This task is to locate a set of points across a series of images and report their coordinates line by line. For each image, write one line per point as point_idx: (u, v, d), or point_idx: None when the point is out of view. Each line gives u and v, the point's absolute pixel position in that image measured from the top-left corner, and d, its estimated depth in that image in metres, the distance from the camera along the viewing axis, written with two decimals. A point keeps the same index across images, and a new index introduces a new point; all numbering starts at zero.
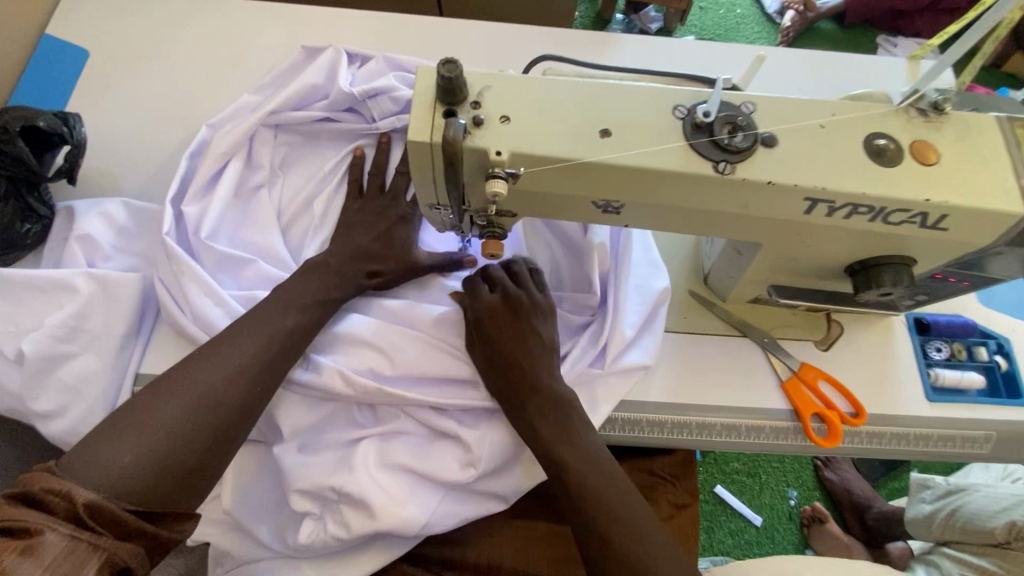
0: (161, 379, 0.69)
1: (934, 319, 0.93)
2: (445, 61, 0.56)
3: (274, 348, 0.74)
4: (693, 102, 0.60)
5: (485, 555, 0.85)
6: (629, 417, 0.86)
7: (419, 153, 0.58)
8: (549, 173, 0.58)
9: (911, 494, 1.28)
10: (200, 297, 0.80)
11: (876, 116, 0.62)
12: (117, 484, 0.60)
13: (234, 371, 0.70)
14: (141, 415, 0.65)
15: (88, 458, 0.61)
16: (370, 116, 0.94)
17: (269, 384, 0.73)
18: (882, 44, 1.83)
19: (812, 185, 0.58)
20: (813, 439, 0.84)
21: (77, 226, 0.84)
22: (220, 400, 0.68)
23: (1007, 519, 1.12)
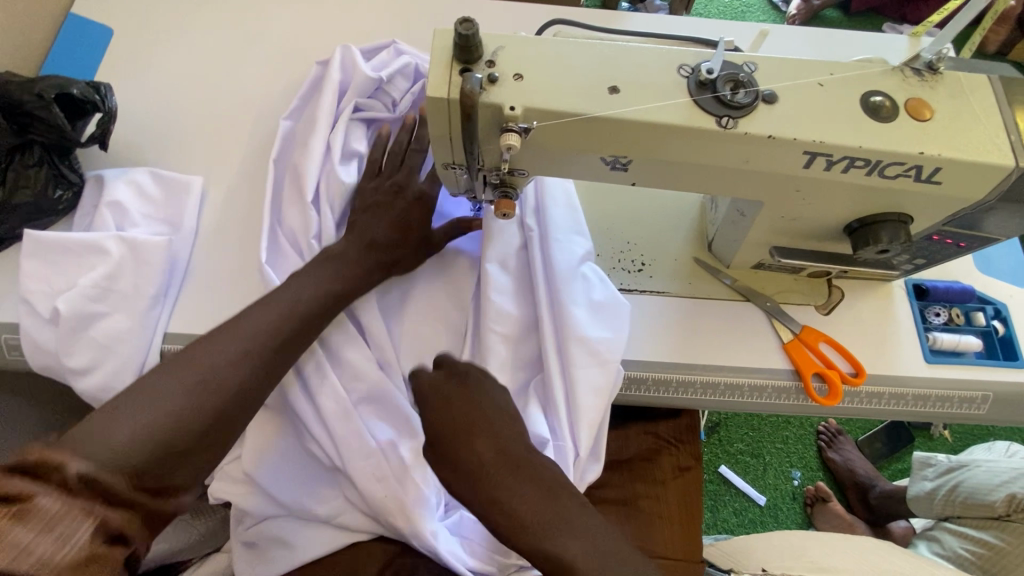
0: (168, 361, 0.70)
1: (933, 285, 0.95)
2: (462, 20, 0.59)
3: (281, 334, 0.76)
4: (697, 61, 0.63)
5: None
6: (636, 377, 0.89)
7: (437, 109, 0.61)
8: (560, 128, 0.62)
9: (913, 474, 1.32)
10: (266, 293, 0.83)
11: (873, 75, 0.64)
12: (127, 451, 0.61)
13: (239, 354, 0.72)
14: (151, 391, 0.66)
15: (100, 427, 0.61)
16: (391, 102, 0.97)
17: (275, 367, 0.75)
18: (888, 32, 1.85)
19: (810, 138, 0.61)
20: (813, 398, 0.87)
21: (107, 193, 0.88)
22: (226, 381, 0.70)
23: (1006, 491, 1.15)
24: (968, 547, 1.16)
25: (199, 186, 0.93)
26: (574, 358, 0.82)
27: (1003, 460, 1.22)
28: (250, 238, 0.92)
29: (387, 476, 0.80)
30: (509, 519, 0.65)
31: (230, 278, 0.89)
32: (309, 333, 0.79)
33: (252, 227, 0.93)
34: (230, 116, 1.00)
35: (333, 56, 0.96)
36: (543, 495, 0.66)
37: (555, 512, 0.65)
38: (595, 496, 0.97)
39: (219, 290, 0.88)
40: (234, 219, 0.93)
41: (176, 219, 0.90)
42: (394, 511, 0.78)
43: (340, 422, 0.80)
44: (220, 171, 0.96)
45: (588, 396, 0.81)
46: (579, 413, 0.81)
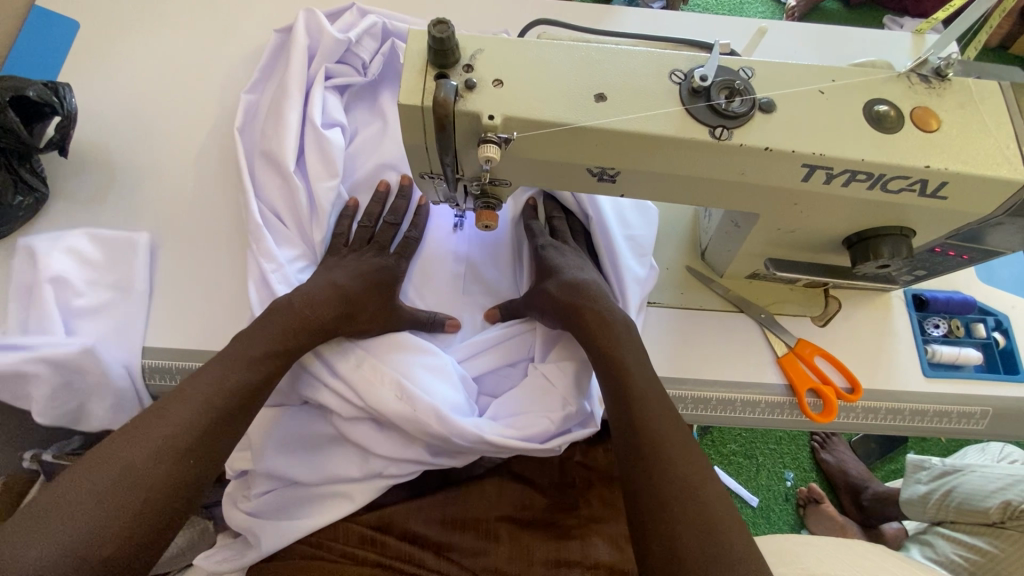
0: (88, 456, 0.61)
1: (933, 296, 0.92)
2: (436, 21, 0.54)
3: (221, 412, 0.68)
4: (689, 67, 0.59)
5: (499, 506, 0.87)
6: None
7: (411, 117, 0.57)
8: (542, 138, 0.58)
9: (907, 476, 1.29)
10: (271, 273, 0.84)
11: (877, 82, 0.60)
12: (143, 472, 0.61)
13: (172, 440, 0.63)
14: (175, 404, 0.66)
15: (120, 447, 0.62)
16: (362, 65, 0.99)
17: (216, 457, 0.67)
18: (889, 24, 1.79)
19: (811, 151, 0.57)
20: (807, 414, 0.84)
21: (45, 268, 0.80)
22: (147, 480, 0.61)
23: (1001, 498, 1.12)
24: (963, 553, 1.14)
25: (146, 242, 0.86)
26: (620, 253, 0.88)
27: (999, 465, 1.19)
28: (237, 239, 0.89)
29: (407, 393, 0.79)
30: (597, 321, 0.80)
31: (203, 286, 0.86)
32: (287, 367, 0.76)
33: (235, 223, 0.90)
34: (207, 119, 0.97)
35: (295, 22, 0.96)
36: (623, 324, 0.81)
37: (609, 343, 0.79)
38: (585, 515, 0.88)
39: (192, 299, 0.85)
40: (211, 224, 0.90)
41: (127, 292, 0.83)
42: (429, 417, 0.78)
43: (345, 362, 0.82)
44: (196, 176, 0.93)
45: (632, 288, 0.87)
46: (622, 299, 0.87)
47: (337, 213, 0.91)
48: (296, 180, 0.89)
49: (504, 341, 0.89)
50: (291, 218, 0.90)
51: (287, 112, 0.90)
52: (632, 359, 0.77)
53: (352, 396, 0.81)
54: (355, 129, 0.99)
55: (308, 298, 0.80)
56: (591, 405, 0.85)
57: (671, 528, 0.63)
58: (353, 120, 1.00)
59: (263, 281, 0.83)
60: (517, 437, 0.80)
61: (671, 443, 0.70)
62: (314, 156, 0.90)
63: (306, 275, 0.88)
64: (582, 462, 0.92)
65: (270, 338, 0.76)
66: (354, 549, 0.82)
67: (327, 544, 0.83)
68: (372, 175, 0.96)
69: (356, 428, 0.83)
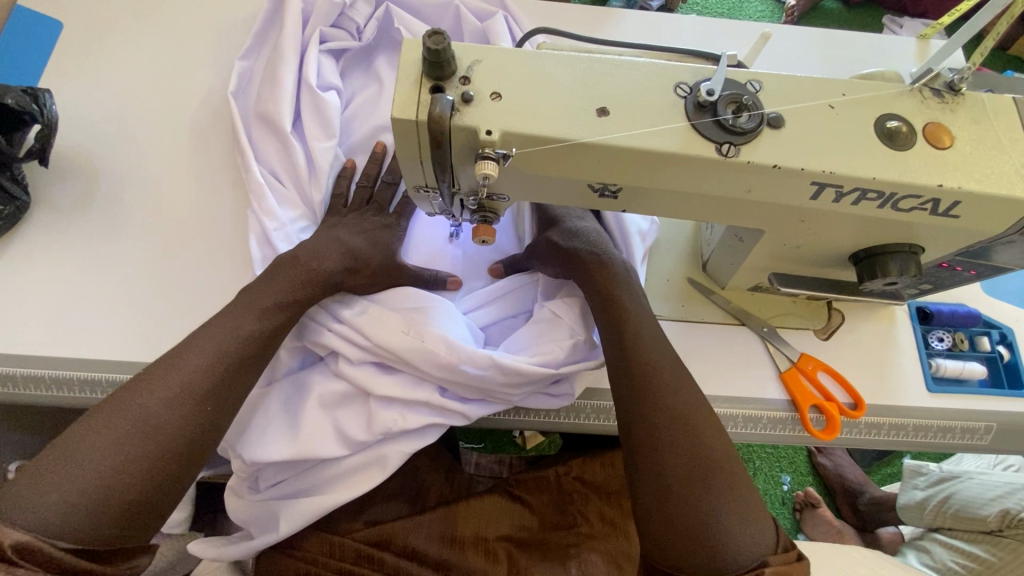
0: (111, 398, 0.65)
1: (937, 308, 0.91)
2: (432, 32, 0.52)
3: (230, 361, 0.69)
4: (696, 80, 0.56)
5: (498, 525, 0.86)
6: None
7: (405, 132, 0.54)
8: (542, 153, 0.55)
9: (905, 481, 1.28)
10: (274, 231, 0.84)
11: (889, 97, 0.58)
12: (158, 415, 0.64)
13: (183, 386, 0.66)
14: (187, 351, 0.69)
15: (137, 391, 0.65)
16: (356, 29, 0.99)
17: (229, 404, 0.69)
18: (889, 25, 1.77)
19: (820, 169, 0.55)
20: (810, 431, 0.82)
21: None
22: (161, 424, 0.64)
23: (1000, 506, 1.10)
24: (960, 561, 1.13)
25: None
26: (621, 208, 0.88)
27: (997, 473, 1.19)
28: (234, 232, 0.87)
29: (415, 326, 0.79)
30: (597, 269, 0.79)
31: (189, 296, 0.83)
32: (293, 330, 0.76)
33: (238, 192, 0.90)
34: (195, 123, 0.94)
35: None
36: (624, 274, 0.80)
37: (618, 283, 0.78)
38: (583, 532, 0.86)
39: (178, 309, 0.82)
40: (199, 230, 0.87)
41: None
42: (437, 347, 0.77)
43: (350, 308, 0.81)
44: (183, 182, 0.90)
45: (635, 240, 0.86)
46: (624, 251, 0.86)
47: (335, 173, 0.90)
48: (292, 141, 0.89)
49: (507, 291, 0.88)
50: (289, 179, 0.90)
51: (282, 75, 0.90)
52: (634, 308, 0.77)
53: (357, 339, 0.79)
54: (351, 94, 0.99)
55: (314, 251, 0.79)
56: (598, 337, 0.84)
57: (660, 459, 0.67)
58: (349, 86, 1.00)
59: (266, 239, 0.83)
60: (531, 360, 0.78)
61: (666, 388, 0.71)
62: (311, 118, 0.91)
63: (307, 234, 0.87)
64: (578, 477, 0.91)
65: (269, 323, 0.73)
66: (349, 565, 0.81)
67: (322, 560, 0.81)
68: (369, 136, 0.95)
69: (362, 369, 0.79)
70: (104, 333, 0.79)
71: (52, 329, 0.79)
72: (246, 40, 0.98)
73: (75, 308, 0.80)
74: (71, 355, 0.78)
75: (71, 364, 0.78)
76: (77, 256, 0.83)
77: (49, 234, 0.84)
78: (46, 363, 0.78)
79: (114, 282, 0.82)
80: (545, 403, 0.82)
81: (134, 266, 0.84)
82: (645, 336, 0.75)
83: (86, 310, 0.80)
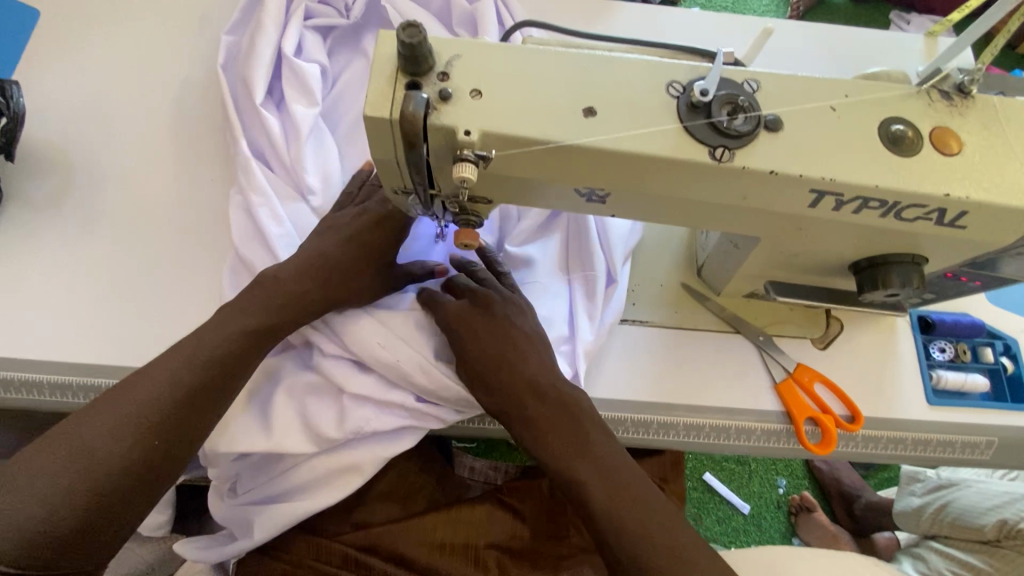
0: (68, 421, 0.62)
1: (940, 318, 0.88)
2: (407, 24, 0.48)
3: (190, 391, 0.65)
4: (690, 78, 0.53)
5: (489, 533, 0.83)
6: (639, 420, 0.81)
7: (379, 131, 0.51)
8: (525, 156, 0.52)
9: (901, 488, 1.26)
10: (261, 211, 0.81)
11: (894, 99, 0.55)
12: (109, 447, 0.61)
13: (139, 415, 0.63)
14: (149, 377, 0.65)
15: (94, 418, 0.62)
16: (343, 6, 0.94)
17: (193, 430, 0.66)
18: (896, 20, 1.73)
19: (820, 176, 0.52)
20: (805, 444, 0.80)
21: None
22: (112, 456, 0.61)
23: (998, 517, 1.08)
24: (954, 569, 1.10)
25: None
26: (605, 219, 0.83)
27: (995, 482, 1.16)
28: (215, 227, 0.84)
29: (393, 339, 0.74)
30: (515, 374, 0.73)
31: (164, 296, 0.79)
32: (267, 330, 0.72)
33: (225, 175, 0.88)
34: (173, 117, 0.91)
35: None
36: (539, 371, 0.74)
37: (576, 439, 0.70)
38: (576, 544, 0.85)
39: (151, 310, 0.79)
40: (175, 227, 0.84)
41: None
42: (412, 369, 0.74)
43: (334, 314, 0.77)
44: (160, 176, 0.87)
45: (614, 249, 0.82)
46: (586, 268, 0.83)
47: (320, 151, 0.86)
48: (273, 119, 0.86)
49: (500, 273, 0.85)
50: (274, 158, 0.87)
51: (264, 51, 0.87)
52: (545, 411, 0.71)
53: (339, 349, 0.76)
54: (339, 72, 0.94)
55: (296, 249, 0.77)
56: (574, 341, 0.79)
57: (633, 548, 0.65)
58: (336, 64, 0.95)
59: (254, 221, 0.81)
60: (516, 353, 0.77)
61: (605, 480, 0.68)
62: (293, 96, 0.87)
63: (296, 216, 0.84)
64: None
65: (245, 325, 0.70)
66: (337, 569, 0.79)
67: (309, 562, 0.79)
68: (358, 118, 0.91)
69: (341, 368, 0.75)
70: (75, 334, 0.77)
71: (21, 330, 0.76)
72: (233, 15, 0.95)
73: (46, 308, 0.78)
74: (40, 356, 0.75)
75: (41, 367, 0.75)
76: (48, 254, 0.81)
77: (20, 231, 0.81)
78: (15, 365, 0.75)
79: (85, 280, 0.80)
80: None
81: (107, 264, 0.81)
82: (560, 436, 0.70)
83: (57, 309, 0.78)
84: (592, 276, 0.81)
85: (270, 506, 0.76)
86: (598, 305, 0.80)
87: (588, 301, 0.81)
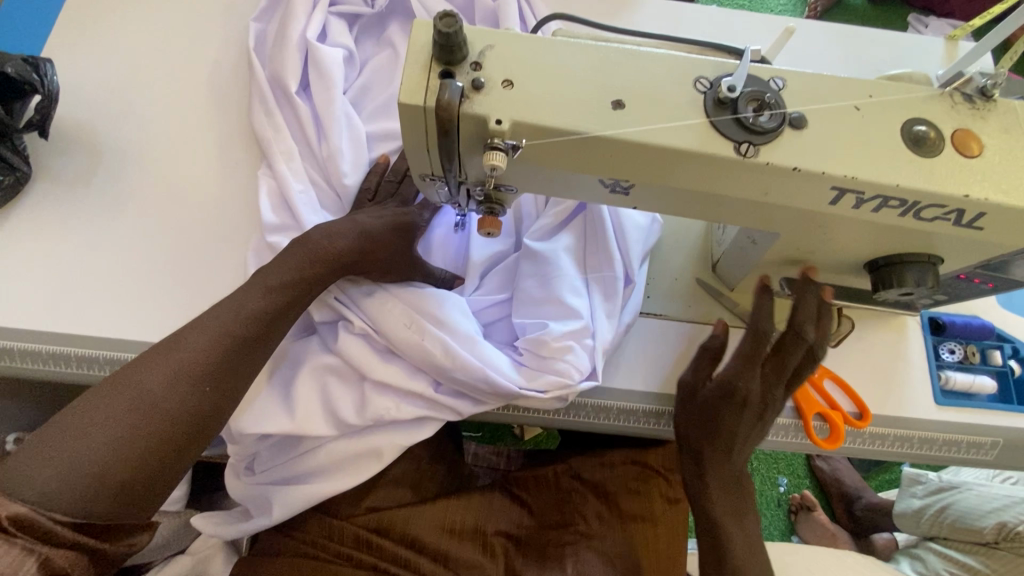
0: (114, 378, 0.64)
1: (950, 320, 0.89)
2: (444, 13, 0.49)
3: (233, 345, 0.68)
4: (717, 74, 0.54)
5: (498, 520, 0.86)
6: (653, 409, 0.82)
7: (412, 118, 0.53)
8: (554, 148, 0.53)
9: (902, 489, 1.26)
10: (298, 192, 0.84)
11: (917, 100, 0.56)
12: (159, 397, 0.63)
13: (187, 366, 0.65)
14: (193, 332, 0.68)
15: (141, 371, 0.64)
16: None
17: (234, 381, 0.68)
18: (914, 23, 1.71)
19: (842, 173, 0.53)
20: (813, 439, 0.81)
21: None
22: (165, 406, 0.63)
23: (997, 519, 1.09)
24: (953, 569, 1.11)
25: None
26: (624, 221, 0.84)
27: (997, 486, 1.16)
28: (242, 210, 0.86)
29: (418, 320, 0.77)
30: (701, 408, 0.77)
31: (188, 275, 0.81)
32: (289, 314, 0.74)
33: (255, 163, 0.89)
34: (198, 100, 0.92)
35: None
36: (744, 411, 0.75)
37: (727, 475, 0.77)
38: (581, 531, 0.85)
39: (175, 289, 0.80)
40: (199, 209, 0.85)
41: None
42: (435, 347, 0.76)
43: (358, 291, 0.80)
44: (186, 157, 0.88)
45: (633, 250, 0.82)
46: (602, 269, 0.83)
47: (347, 134, 0.88)
48: (299, 103, 0.88)
49: (520, 270, 0.84)
50: (302, 142, 0.89)
51: (291, 36, 0.89)
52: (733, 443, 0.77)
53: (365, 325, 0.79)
54: (365, 61, 0.96)
55: (326, 230, 0.77)
56: (595, 338, 0.79)
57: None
58: (362, 53, 0.97)
59: (289, 201, 0.84)
60: (551, 337, 0.78)
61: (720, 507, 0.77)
62: (317, 80, 0.89)
63: (330, 201, 0.87)
64: (576, 476, 0.90)
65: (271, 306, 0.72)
66: (349, 550, 0.81)
67: (322, 543, 0.81)
68: (385, 104, 0.92)
69: (365, 351, 0.77)
70: (100, 310, 0.78)
71: (49, 304, 0.78)
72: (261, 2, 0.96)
73: (74, 283, 0.79)
74: (68, 330, 0.77)
75: (69, 341, 0.77)
76: (76, 231, 0.82)
77: (48, 208, 0.83)
78: (43, 338, 0.77)
79: (112, 258, 0.81)
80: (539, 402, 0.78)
81: (132, 243, 0.82)
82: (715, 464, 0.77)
83: (85, 285, 0.79)
84: (611, 278, 0.82)
85: (286, 487, 0.78)
86: (618, 304, 0.81)
87: (608, 301, 0.82)
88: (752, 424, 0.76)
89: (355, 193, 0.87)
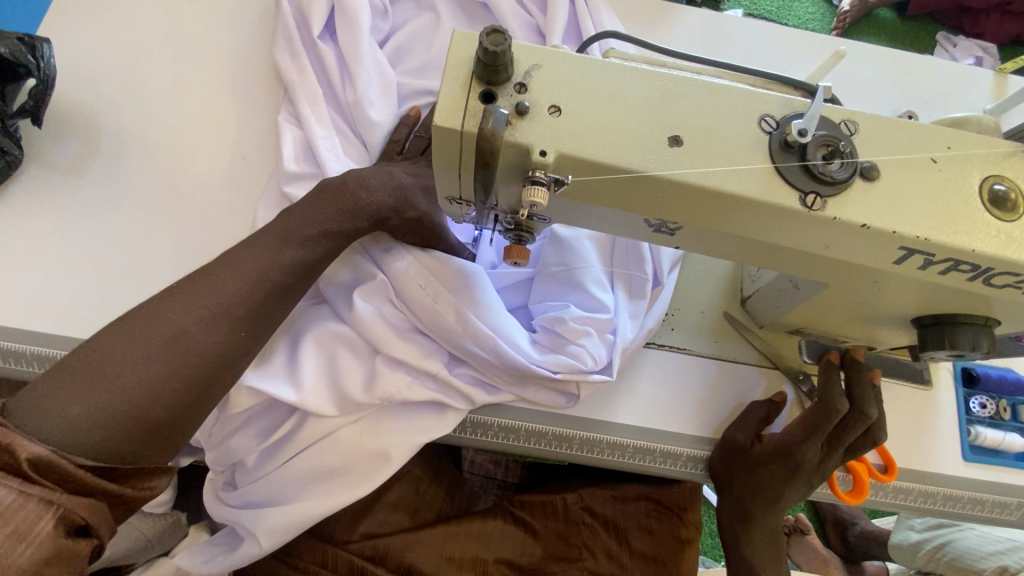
0: (142, 311, 0.63)
1: (985, 372, 0.85)
2: (490, 29, 0.44)
3: (258, 290, 0.65)
4: (785, 114, 0.49)
5: (500, 548, 0.81)
6: (672, 451, 0.78)
7: (446, 141, 0.47)
8: (599, 184, 0.49)
9: (898, 519, 1.19)
10: (323, 138, 0.80)
11: (999, 156, 0.51)
12: (182, 338, 0.62)
13: (214, 308, 0.64)
14: (217, 276, 0.65)
15: (167, 310, 0.63)
16: None
17: (260, 329, 0.66)
18: (942, 42, 1.52)
19: (914, 235, 0.48)
20: (836, 492, 0.76)
21: None
22: (189, 347, 0.62)
23: (998, 562, 1.02)
24: None
25: None
26: None
27: (998, 527, 1.10)
28: (246, 208, 0.80)
29: (435, 283, 0.73)
30: (750, 480, 0.74)
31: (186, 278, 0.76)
32: (298, 288, 0.69)
33: (260, 156, 0.83)
34: (205, 85, 0.86)
35: None
36: (801, 483, 0.73)
37: (771, 543, 0.76)
38: (587, 567, 0.81)
39: None
40: (202, 204, 0.80)
41: None
42: (446, 313, 0.72)
43: (380, 250, 0.75)
44: (187, 147, 0.82)
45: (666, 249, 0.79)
46: (631, 267, 0.80)
47: (377, 82, 0.83)
48: (323, 46, 0.84)
49: (542, 253, 0.81)
50: (329, 92, 0.85)
51: None
52: (775, 512, 0.74)
53: (389, 292, 0.73)
54: (400, 24, 0.90)
55: (363, 179, 0.71)
56: (615, 334, 0.75)
57: None
58: (398, 14, 0.91)
59: (313, 147, 0.79)
60: (573, 325, 0.74)
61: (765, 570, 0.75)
62: (342, 27, 0.84)
63: (354, 154, 0.82)
64: (586, 507, 0.86)
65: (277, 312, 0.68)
66: None
67: (315, 569, 0.78)
68: (424, 67, 0.88)
69: (380, 322, 0.72)
70: (90, 312, 0.73)
71: (37, 303, 0.73)
72: None
73: (62, 282, 0.74)
74: (55, 332, 0.72)
75: (55, 343, 0.71)
76: (70, 223, 0.77)
77: (42, 197, 0.77)
78: (26, 340, 0.71)
79: (105, 254, 0.76)
80: (550, 396, 0.76)
81: (127, 239, 0.77)
82: (752, 528, 0.75)
83: (75, 283, 0.74)
84: (639, 278, 0.78)
85: (268, 510, 0.72)
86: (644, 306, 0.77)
87: (633, 300, 0.78)
88: (805, 488, 0.73)
89: (383, 145, 0.81)
